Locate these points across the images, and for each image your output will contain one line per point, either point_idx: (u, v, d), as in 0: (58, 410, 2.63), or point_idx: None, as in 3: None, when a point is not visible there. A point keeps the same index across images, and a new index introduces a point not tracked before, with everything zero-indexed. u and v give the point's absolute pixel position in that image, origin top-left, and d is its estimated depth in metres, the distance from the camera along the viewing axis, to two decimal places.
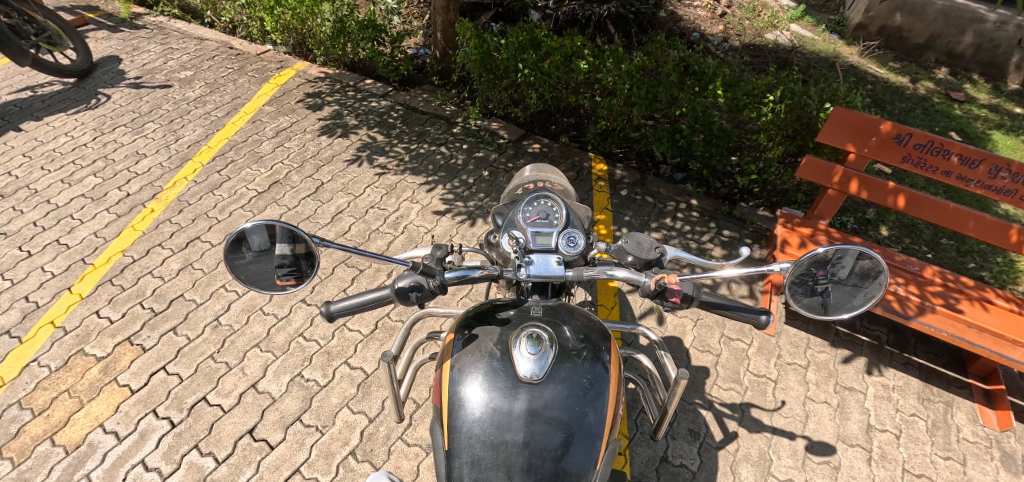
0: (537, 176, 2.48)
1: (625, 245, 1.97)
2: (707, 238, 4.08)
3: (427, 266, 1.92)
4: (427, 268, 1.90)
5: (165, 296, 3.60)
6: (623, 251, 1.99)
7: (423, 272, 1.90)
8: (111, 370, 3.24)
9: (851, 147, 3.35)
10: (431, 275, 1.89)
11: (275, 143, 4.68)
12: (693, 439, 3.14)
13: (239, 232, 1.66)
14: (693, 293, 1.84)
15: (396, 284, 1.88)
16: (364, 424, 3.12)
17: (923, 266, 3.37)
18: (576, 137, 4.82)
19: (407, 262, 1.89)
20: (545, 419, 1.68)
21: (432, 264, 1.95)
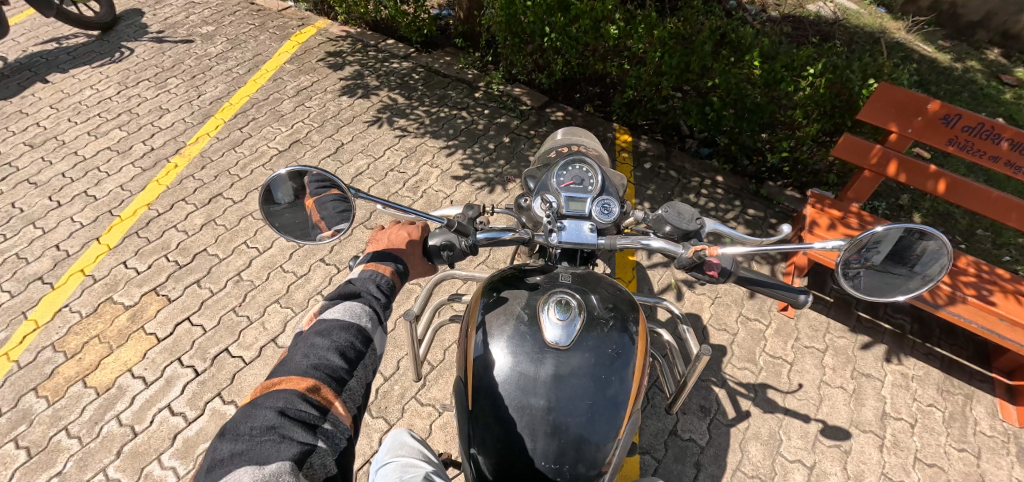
0: (568, 139, 2.35)
1: (665, 215, 1.90)
2: (731, 215, 4.00)
3: (460, 225, 1.84)
4: (461, 227, 1.82)
5: (189, 250, 3.68)
6: (662, 221, 1.92)
7: (457, 230, 1.82)
8: (138, 319, 3.35)
9: (894, 126, 3.21)
10: (464, 235, 1.83)
11: (296, 102, 4.65)
12: (703, 415, 3.16)
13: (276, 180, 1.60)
14: (731, 268, 1.78)
15: (429, 241, 1.85)
16: (380, 382, 3.23)
17: (957, 255, 3.27)
18: (601, 107, 4.71)
19: (442, 220, 1.78)
20: (570, 386, 1.69)
21: (465, 224, 1.87)
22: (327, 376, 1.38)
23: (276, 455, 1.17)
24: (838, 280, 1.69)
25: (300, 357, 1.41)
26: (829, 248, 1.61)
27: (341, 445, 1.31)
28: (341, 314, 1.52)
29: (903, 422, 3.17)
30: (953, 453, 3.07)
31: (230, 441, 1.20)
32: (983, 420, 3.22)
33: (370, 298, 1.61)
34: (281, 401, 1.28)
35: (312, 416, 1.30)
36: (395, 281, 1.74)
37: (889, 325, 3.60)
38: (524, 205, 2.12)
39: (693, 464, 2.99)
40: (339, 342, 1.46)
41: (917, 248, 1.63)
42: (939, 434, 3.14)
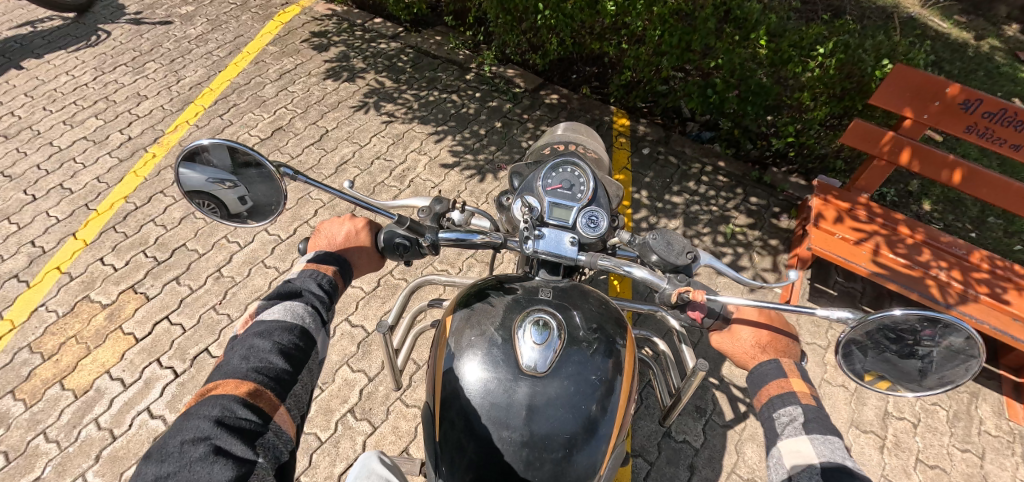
0: (568, 136, 2.21)
1: (652, 242, 1.73)
2: (732, 204, 3.81)
3: (415, 221, 1.73)
4: (414, 225, 1.71)
5: (167, 246, 3.56)
6: (648, 248, 1.75)
7: (409, 228, 1.70)
8: (115, 318, 3.26)
9: (908, 112, 2.98)
10: (419, 233, 1.72)
11: (278, 87, 4.46)
12: (699, 416, 3.04)
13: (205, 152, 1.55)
14: (719, 310, 1.68)
15: (383, 233, 1.72)
16: (363, 383, 3.13)
17: (970, 249, 3.08)
18: (598, 88, 4.49)
19: (392, 215, 1.69)
20: (547, 418, 1.52)
21: (427, 219, 1.79)
22: (268, 381, 1.34)
23: (210, 471, 1.12)
24: (838, 360, 1.49)
25: (238, 361, 1.37)
26: (833, 317, 1.43)
27: (283, 459, 1.26)
28: (281, 316, 1.48)
29: (905, 422, 3.04)
30: (956, 454, 2.94)
31: (159, 461, 1.14)
32: (988, 420, 3.08)
33: (312, 297, 1.56)
34: (218, 409, 1.24)
35: (252, 424, 1.26)
36: (338, 279, 1.67)
37: None
38: (504, 204, 1.96)
39: (687, 467, 2.89)
40: (279, 344, 1.42)
41: (944, 343, 1.40)
42: (943, 434, 3.01)
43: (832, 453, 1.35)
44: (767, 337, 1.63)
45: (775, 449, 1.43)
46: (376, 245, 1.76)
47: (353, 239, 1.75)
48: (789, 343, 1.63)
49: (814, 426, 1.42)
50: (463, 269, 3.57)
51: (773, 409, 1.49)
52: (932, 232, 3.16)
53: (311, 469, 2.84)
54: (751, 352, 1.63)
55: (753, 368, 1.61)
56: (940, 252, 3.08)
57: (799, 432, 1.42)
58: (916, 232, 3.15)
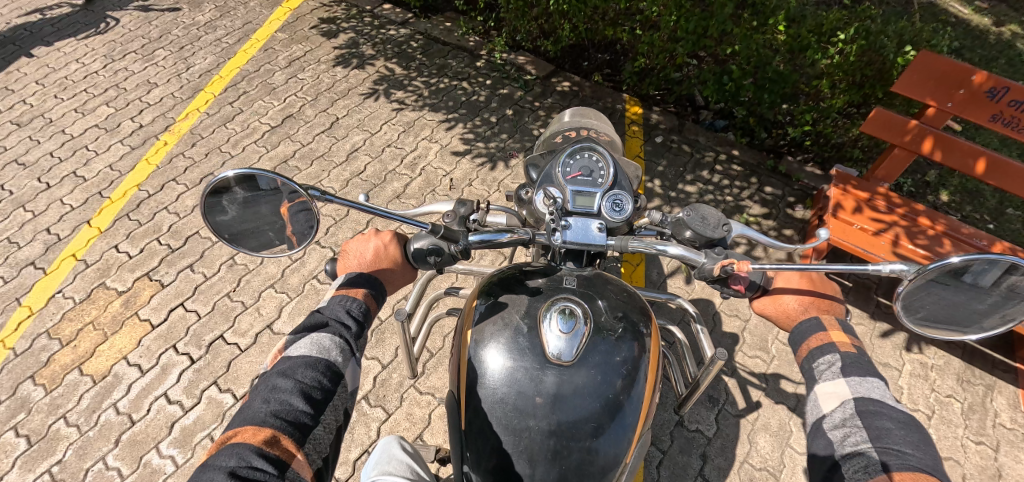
0: (578, 121, 2.10)
1: (686, 219, 1.71)
2: (747, 194, 3.78)
3: (447, 228, 1.67)
4: (447, 232, 1.64)
5: (181, 234, 3.58)
6: (683, 225, 1.73)
7: (442, 236, 1.64)
8: (132, 305, 3.29)
9: (931, 101, 2.93)
10: (452, 240, 1.65)
11: (288, 74, 4.43)
12: (711, 405, 3.04)
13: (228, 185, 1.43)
14: (759, 282, 1.65)
15: (412, 244, 1.69)
16: (377, 370, 3.15)
17: (992, 241, 3.03)
18: (610, 75, 4.44)
19: (425, 225, 1.60)
20: (574, 406, 1.52)
21: (453, 223, 1.74)
22: (286, 426, 1.35)
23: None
24: (896, 308, 1.46)
25: (259, 405, 1.39)
26: (886, 272, 1.39)
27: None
28: (307, 351, 1.50)
29: (919, 413, 3.02)
30: (970, 446, 2.93)
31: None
32: (1004, 412, 3.06)
33: (339, 327, 1.59)
34: (234, 460, 1.25)
35: (267, 473, 1.26)
36: (369, 302, 1.68)
37: None
38: (524, 198, 1.95)
39: (699, 456, 2.90)
40: (302, 383, 1.43)
41: (1005, 283, 1.34)
42: (957, 426, 2.99)
43: (868, 390, 1.39)
44: (811, 299, 1.64)
45: (814, 391, 1.49)
46: (407, 258, 1.75)
47: (383, 253, 1.74)
48: (834, 301, 1.63)
49: (851, 370, 1.46)
50: (475, 257, 3.57)
51: (813, 359, 1.54)
52: (953, 224, 3.12)
53: None
54: (794, 313, 1.64)
55: (794, 328, 1.64)
56: (961, 244, 3.03)
57: (837, 375, 1.46)
58: (937, 223, 3.11)
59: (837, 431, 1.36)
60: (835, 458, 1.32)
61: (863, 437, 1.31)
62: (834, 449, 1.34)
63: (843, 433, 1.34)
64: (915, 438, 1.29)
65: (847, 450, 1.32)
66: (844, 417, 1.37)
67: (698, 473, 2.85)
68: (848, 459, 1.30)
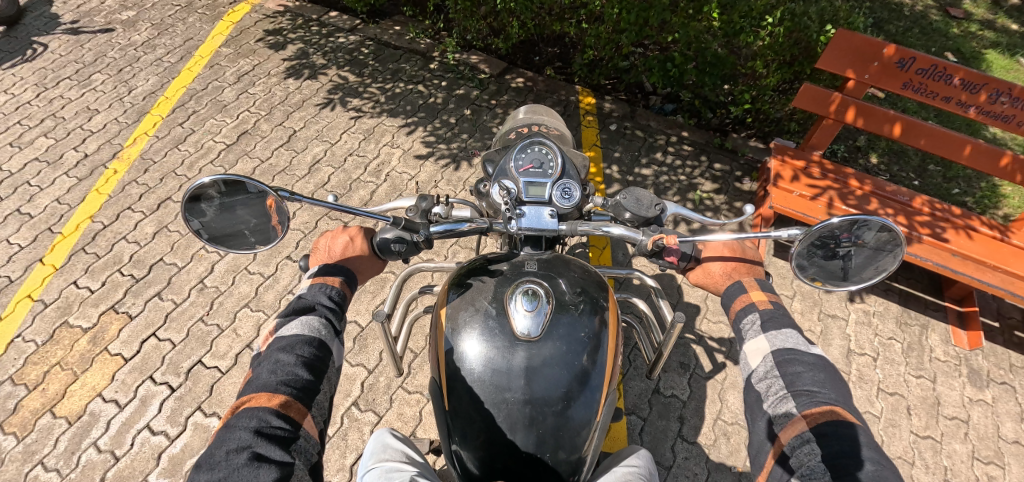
0: (531, 118, 2.29)
1: (624, 201, 1.90)
2: (698, 172, 4.02)
3: (410, 220, 1.85)
4: (409, 223, 1.83)
5: (144, 262, 3.48)
6: (621, 207, 1.92)
7: (405, 227, 1.83)
8: (100, 340, 3.19)
9: (851, 73, 3.22)
10: (414, 230, 1.84)
11: (238, 89, 4.35)
12: (683, 371, 3.27)
13: (197, 190, 1.58)
14: (690, 253, 1.86)
15: (379, 236, 1.85)
16: (364, 376, 3.20)
17: (913, 196, 3.39)
18: (561, 69, 4.60)
19: (386, 218, 1.79)
20: (544, 376, 1.65)
21: (416, 217, 1.87)
22: (296, 391, 1.48)
23: (257, 475, 1.26)
24: (792, 268, 1.71)
25: (267, 375, 1.50)
26: (784, 236, 1.65)
27: (314, 459, 1.43)
28: (300, 330, 1.60)
29: (867, 356, 3.35)
30: (912, 380, 3.28)
31: (209, 469, 1.28)
32: (938, 347, 3.43)
33: (325, 310, 1.71)
34: (255, 420, 1.38)
35: (285, 432, 1.40)
36: (345, 289, 1.82)
37: None
38: (482, 191, 2.08)
39: (677, 419, 3.11)
40: (302, 357, 1.55)
41: (873, 238, 1.64)
42: (899, 364, 3.34)
43: (782, 341, 1.60)
44: (733, 265, 1.86)
45: (742, 349, 1.70)
46: (374, 251, 1.90)
47: (350, 248, 1.87)
48: (752, 265, 1.86)
49: (770, 324, 1.67)
50: (449, 256, 3.66)
51: (740, 320, 1.74)
52: (878, 183, 3.46)
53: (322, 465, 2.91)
54: (720, 279, 1.87)
55: (722, 291, 1.86)
56: (886, 201, 3.38)
57: (758, 333, 1.66)
58: (864, 184, 3.44)
59: (762, 383, 1.58)
60: (763, 408, 1.53)
61: (782, 385, 1.53)
62: (762, 398, 1.56)
63: (766, 384, 1.55)
64: (822, 377, 1.52)
65: (771, 398, 1.54)
66: (766, 369, 1.58)
67: (678, 435, 3.06)
68: (773, 407, 1.51)
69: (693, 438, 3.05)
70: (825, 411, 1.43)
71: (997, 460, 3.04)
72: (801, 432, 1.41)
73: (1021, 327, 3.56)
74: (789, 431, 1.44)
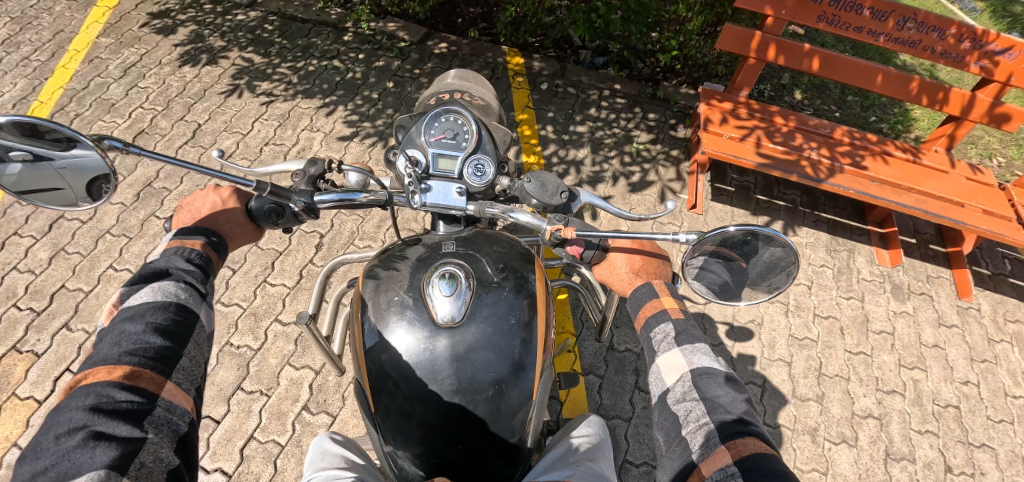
0: (457, 84, 2.09)
1: (527, 186, 1.75)
2: (633, 124, 4.01)
3: (283, 188, 1.66)
4: (277, 189, 1.63)
5: (43, 292, 3.17)
6: (526, 193, 1.77)
7: (272, 193, 1.62)
8: (6, 386, 2.89)
9: (769, 10, 3.22)
10: (286, 198, 1.64)
11: (127, 84, 3.93)
12: (634, 324, 3.34)
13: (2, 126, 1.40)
14: (596, 244, 1.82)
15: (255, 202, 1.70)
16: (311, 377, 3.08)
17: (834, 127, 3.51)
18: (486, 30, 4.42)
19: (250, 184, 1.57)
20: (472, 362, 1.54)
21: (302, 183, 1.72)
22: (145, 361, 1.30)
23: (91, 456, 1.11)
24: (683, 276, 1.67)
25: (109, 349, 1.32)
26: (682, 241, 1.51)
27: (182, 430, 1.26)
28: (151, 297, 1.43)
29: (802, 286, 3.53)
30: (843, 303, 3.49)
31: (36, 459, 1.12)
32: (864, 268, 3.65)
33: (182, 273, 1.53)
34: (92, 396, 1.20)
35: (135, 404, 1.23)
36: (209, 252, 1.63)
37: (782, 203, 3.88)
38: (391, 160, 1.88)
39: (632, 372, 3.19)
40: (153, 323, 1.38)
41: (767, 255, 1.60)
42: (831, 288, 3.54)
43: (698, 360, 1.55)
44: (640, 264, 1.83)
45: (655, 365, 1.61)
46: (250, 217, 1.71)
47: (221, 207, 1.68)
48: (658, 265, 1.84)
49: (683, 338, 1.61)
50: (387, 240, 3.53)
51: (650, 329, 1.67)
52: (802, 118, 3.55)
53: (280, 474, 2.81)
54: (629, 280, 1.83)
55: (631, 293, 1.80)
56: (810, 135, 3.48)
57: (671, 346, 1.60)
58: (789, 119, 3.53)
59: (679, 405, 1.49)
60: (682, 435, 1.44)
61: (701, 410, 1.45)
62: (681, 425, 1.46)
63: (685, 409, 1.47)
64: (741, 404, 1.45)
65: (690, 423, 1.44)
66: (684, 391, 1.50)
67: (634, 387, 3.14)
68: (692, 434, 1.41)
69: (648, 388, 3.14)
70: (746, 441, 1.34)
71: (920, 365, 3.31)
72: (727, 466, 1.29)
73: (934, 241, 3.84)
74: (709, 462, 1.33)
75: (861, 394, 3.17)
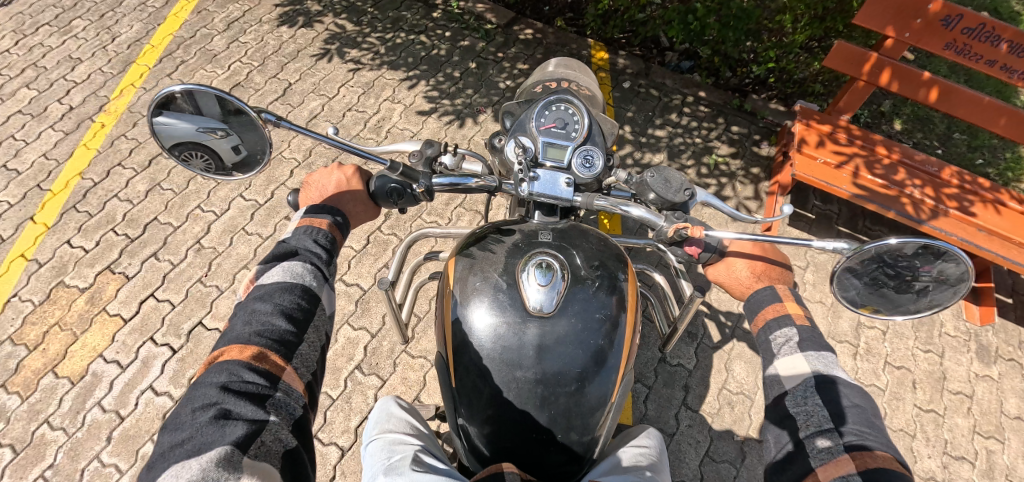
0: (561, 72, 2.01)
1: (649, 179, 1.71)
2: (715, 134, 3.85)
3: (409, 167, 1.68)
4: (408, 170, 1.66)
5: (138, 221, 3.39)
6: (646, 186, 1.73)
7: (402, 174, 1.65)
8: (98, 300, 3.14)
9: (891, 31, 2.99)
10: (413, 179, 1.67)
11: (228, 37, 4.11)
12: (691, 340, 3.23)
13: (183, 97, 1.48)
14: (714, 246, 1.73)
15: (377, 180, 1.70)
16: (366, 339, 3.17)
17: (942, 166, 3.23)
18: (572, 20, 4.31)
19: (385, 162, 1.63)
20: (558, 355, 1.54)
21: (419, 163, 1.73)
22: (272, 343, 1.37)
23: (222, 434, 1.15)
24: (831, 288, 1.57)
25: (241, 327, 1.39)
26: (830, 248, 1.47)
27: (297, 414, 1.31)
28: (281, 277, 1.50)
29: (876, 330, 3.31)
30: (919, 355, 3.25)
31: (173, 430, 1.16)
32: (948, 322, 3.38)
33: (309, 255, 1.59)
34: (225, 375, 1.27)
35: (260, 387, 1.29)
36: (335, 233, 1.68)
37: (867, 237, 3.61)
38: (496, 146, 1.88)
39: (682, 387, 3.10)
40: (281, 306, 1.44)
41: (935, 270, 1.48)
42: (908, 338, 3.30)
43: (824, 366, 1.45)
44: (762, 268, 1.72)
45: (772, 366, 1.53)
46: (370, 195, 1.74)
47: (344, 188, 1.72)
48: (784, 269, 1.72)
49: (808, 344, 1.51)
50: (453, 219, 3.56)
51: (769, 332, 1.59)
52: (908, 151, 3.29)
53: (327, 426, 2.92)
54: (747, 283, 1.73)
55: (749, 297, 1.71)
56: (913, 170, 3.23)
57: (793, 351, 1.51)
58: (892, 151, 3.28)
59: (798, 409, 1.41)
60: (799, 437, 1.36)
61: (824, 416, 1.37)
62: (799, 428, 1.38)
63: (806, 412, 1.39)
64: (871, 415, 1.36)
65: (810, 428, 1.36)
66: (805, 395, 1.42)
67: (682, 403, 3.06)
68: (811, 438, 1.34)
69: (697, 407, 3.05)
70: (875, 455, 1.26)
71: (997, 435, 3.04)
72: (850, 474, 1.23)
73: None
74: (830, 468, 1.27)
75: (925, 454, 2.96)
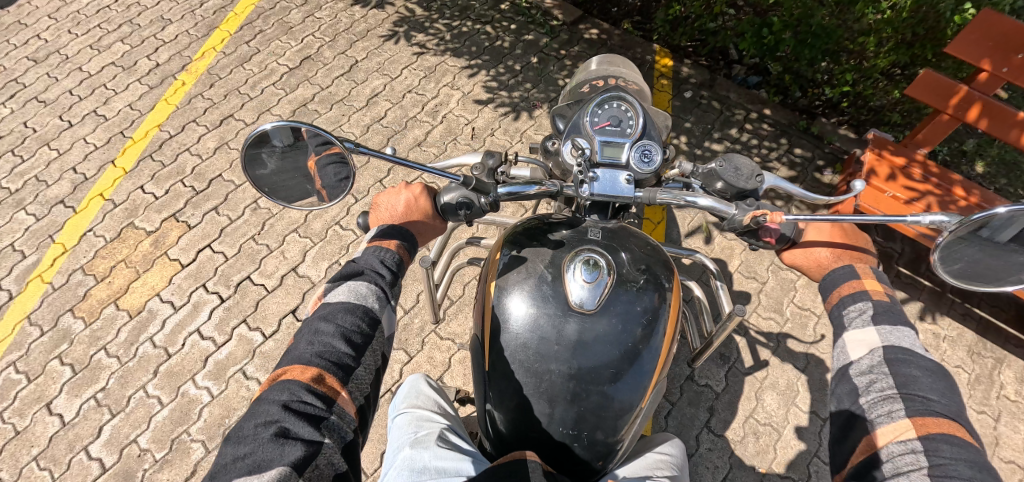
0: (604, 70, 2.00)
1: (719, 169, 1.63)
2: (775, 155, 3.69)
3: (479, 180, 1.57)
4: (480, 184, 1.55)
5: (204, 176, 3.63)
6: (714, 176, 1.65)
7: (474, 187, 1.54)
8: (161, 244, 3.39)
9: (986, 64, 2.75)
10: (484, 193, 1.56)
11: (305, 12, 4.32)
12: (722, 363, 3.13)
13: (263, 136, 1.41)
14: (791, 235, 1.61)
15: (443, 198, 1.62)
16: (399, 314, 3.26)
17: None
18: (640, 24, 4.26)
19: (456, 177, 1.52)
20: (594, 353, 1.48)
21: (482, 176, 1.65)
22: (331, 365, 1.37)
23: (280, 455, 1.17)
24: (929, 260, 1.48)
25: (304, 345, 1.41)
26: (926, 223, 1.40)
27: (348, 437, 1.31)
28: (346, 298, 1.50)
29: None
30: (972, 415, 3.01)
31: (236, 443, 1.20)
32: (1010, 385, 3.11)
33: (375, 276, 1.58)
34: (286, 394, 1.29)
35: (317, 408, 1.30)
36: (403, 254, 1.67)
37: (928, 282, 3.40)
38: (550, 149, 1.82)
39: (706, 409, 3.01)
40: (343, 327, 1.44)
41: None
42: (961, 395, 3.07)
43: (898, 339, 1.41)
44: (843, 249, 1.64)
45: (841, 339, 1.51)
46: (437, 213, 1.69)
47: (414, 207, 1.68)
48: (867, 252, 1.63)
49: (883, 318, 1.47)
50: (496, 209, 3.60)
51: (843, 307, 1.54)
52: (987, 196, 3.03)
53: None
54: (825, 262, 1.66)
55: (826, 276, 1.63)
56: None
57: (866, 324, 1.47)
58: (971, 194, 3.03)
59: (862, 378, 1.40)
60: (859, 404, 1.36)
61: (889, 382, 1.35)
62: (858, 393, 1.38)
63: (870, 379, 1.38)
64: (942, 385, 1.33)
65: (872, 393, 1.36)
66: (872, 363, 1.39)
67: (704, 425, 2.97)
68: (871, 404, 1.34)
69: (720, 431, 2.95)
70: (938, 421, 1.25)
71: None
72: (910, 440, 1.23)
73: None
74: (889, 431, 1.27)
75: None
